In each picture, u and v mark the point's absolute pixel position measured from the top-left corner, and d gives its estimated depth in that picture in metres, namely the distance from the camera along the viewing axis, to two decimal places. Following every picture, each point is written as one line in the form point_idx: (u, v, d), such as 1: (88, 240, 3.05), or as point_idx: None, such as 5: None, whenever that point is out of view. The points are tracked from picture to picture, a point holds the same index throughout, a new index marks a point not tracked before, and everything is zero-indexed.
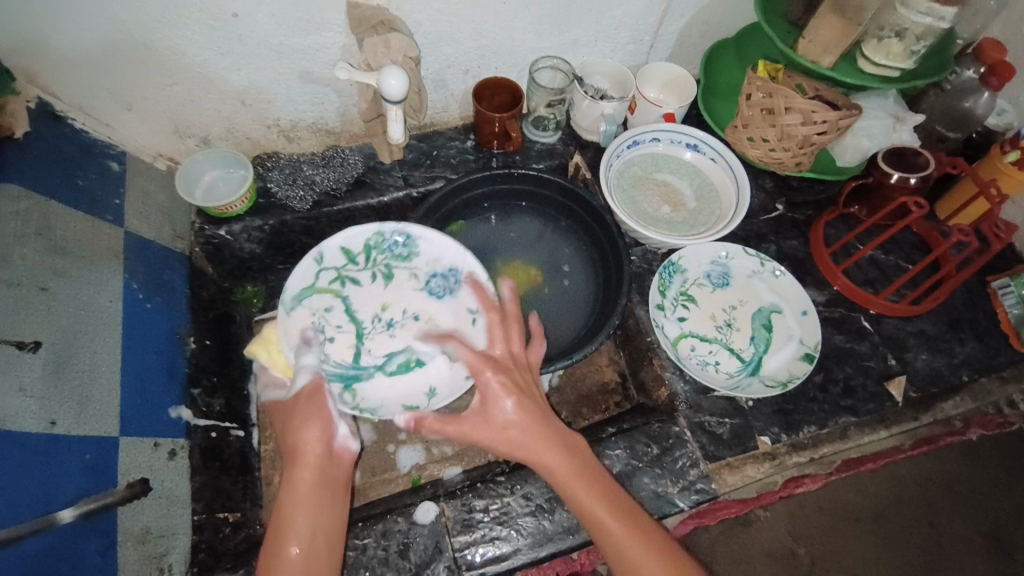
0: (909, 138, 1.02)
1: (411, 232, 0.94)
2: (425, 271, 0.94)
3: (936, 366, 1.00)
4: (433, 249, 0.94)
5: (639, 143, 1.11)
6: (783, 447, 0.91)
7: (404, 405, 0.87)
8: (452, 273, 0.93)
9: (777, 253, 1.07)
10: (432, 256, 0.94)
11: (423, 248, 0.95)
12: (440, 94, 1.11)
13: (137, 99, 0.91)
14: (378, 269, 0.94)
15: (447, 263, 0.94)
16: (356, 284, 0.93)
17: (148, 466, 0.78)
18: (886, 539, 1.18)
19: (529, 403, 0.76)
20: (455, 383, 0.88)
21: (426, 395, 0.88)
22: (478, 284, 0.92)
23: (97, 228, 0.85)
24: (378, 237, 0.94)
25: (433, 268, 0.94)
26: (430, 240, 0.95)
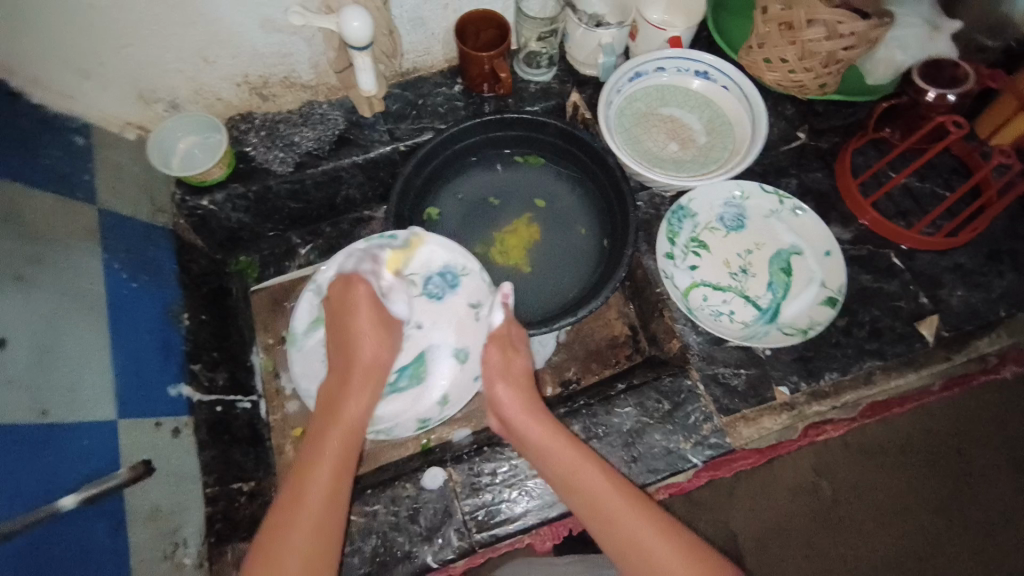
0: (947, 48, 0.90)
1: (398, 235, 0.85)
2: (421, 275, 0.86)
3: (972, 301, 0.92)
4: (424, 253, 0.86)
5: (643, 75, 1.01)
6: (803, 397, 0.86)
7: (418, 419, 0.85)
8: (450, 271, 0.87)
9: (798, 188, 0.98)
10: (425, 258, 0.86)
11: (415, 253, 0.86)
12: (421, 35, 1.01)
13: (94, 64, 0.85)
14: None
15: (441, 261, 0.86)
16: None
17: (151, 445, 0.78)
18: (909, 469, 1.16)
19: (520, 388, 0.80)
20: (468, 387, 0.86)
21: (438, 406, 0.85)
22: (473, 281, 0.86)
23: (69, 206, 0.81)
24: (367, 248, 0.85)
25: (430, 270, 0.86)
26: (420, 241, 0.86)
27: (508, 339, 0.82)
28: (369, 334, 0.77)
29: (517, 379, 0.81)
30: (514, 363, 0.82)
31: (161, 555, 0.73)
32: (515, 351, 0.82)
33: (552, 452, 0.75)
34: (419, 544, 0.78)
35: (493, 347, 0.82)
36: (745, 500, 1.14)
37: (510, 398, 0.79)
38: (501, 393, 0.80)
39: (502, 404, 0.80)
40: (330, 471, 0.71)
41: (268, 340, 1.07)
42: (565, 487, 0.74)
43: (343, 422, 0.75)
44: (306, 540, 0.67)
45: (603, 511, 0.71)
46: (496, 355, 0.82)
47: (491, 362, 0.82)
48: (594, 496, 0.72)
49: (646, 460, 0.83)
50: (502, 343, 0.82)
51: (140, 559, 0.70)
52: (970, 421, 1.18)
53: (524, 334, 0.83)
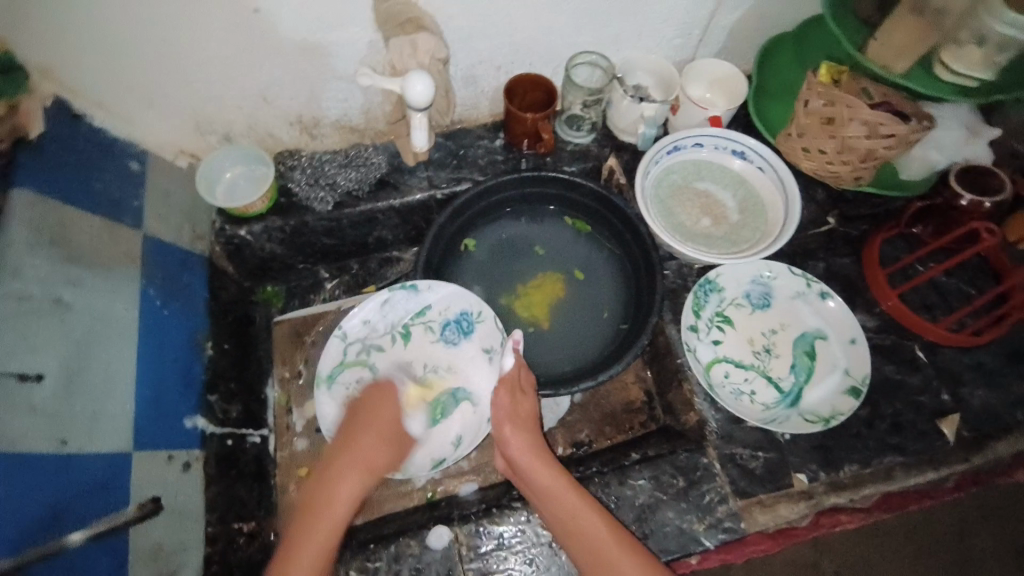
0: (983, 154, 0.92)
1: (418, 284, 0.94)
2: (439, 321, 0.94)
3: (994, 403, 0.92)
4: (442, 300, 0.94)
5: (681, 149, 1.04)
6: (820, 486, 0.85)
7: (432, 460, 0.87)
8: (465, 319, 0.94)
9: (825, 272, 1.00)
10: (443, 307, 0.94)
11: (434, 300, 0.94)
12: (470, 91, 1.05)
13: (159, 94, 0.88)
14: (396, 329, 0.94)
15: (459, 309, 0.94)
16: (380, 352, 0.92)
17: (161, 482, 0.77)
18: (910, 556, 1.09)
19: (526, 432, 0.83)
20: (479, 430, 0.89)
21: (450, 446, 0.88)
22: (487, 326, 0.93)
23: (114, 231, 0.82)
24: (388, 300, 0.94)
25: (447, 317, 0.94)
26: (437, 290, 0.94)
27: (518, 383, 0.85)
28: (373, 440, 0.81)
29: (524, 421, 0.84)
30: (523, 406, 0.85)
31: None
32: (524, 395, 0.86)
33: (563, 500, 0.76)
34: None
35: (503, 392, 0.85)
36: (740, 574, 1.07)
37: (516, 442, 0.82)
38: (509, 435, 0.83)
39: (509, 447, 0.82)
40: (336, 510, 0.76)
41: (284, 372, 1.06)
42: (569, 539, 0.74)
43: (356, 466, 0.79)
44: (310, 573, 0.69)
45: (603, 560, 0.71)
46: (505, 399, 0.85)
47: (502, 407, 0.84)
48: (595, 545, 0.72)
49: (657, 538, 0.82)
50: (511, 388, 0.85)
51: None
52: (980, 515, 1.11)
53: (532, 379, 0.87)
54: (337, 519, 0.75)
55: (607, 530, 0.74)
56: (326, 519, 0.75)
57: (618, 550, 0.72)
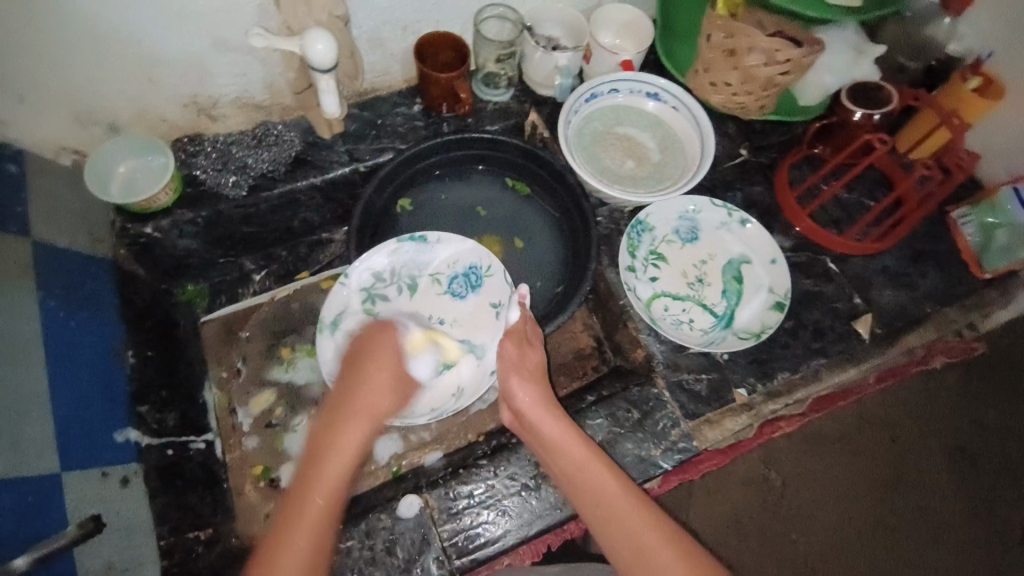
0: (870, 73, 0.99)
1: (427, 235, 0.96)
2: (446, 274, 0.97)
3: (900, 300, 1.01)
4: (450, 253, 0.97)
5: (598, 96, 1.05)
6: (760, 397, 0.92)
7: (432, 409, 0.89)
8: (473, 272, 0.97)
9: (743, 201, 1.05)
10: (453, 259, 0.97)
11: (443, 251, 0.97)
12: (379, 55, 1.00)
13: (26, 86, 0.79)
14: (403, 279, 0.96)
15: (467, 263, 0.97)
16: (384, 300, 0.94)
17: (100, 499, 0.72)
18: (850, 456, 1.21)
19: (537, 387, 0.82)
20: (482, 381, 0.92)
21: (454, 398, 0.91)
22: (495, 280, 0.95)
23: (2, 240, 0.74)
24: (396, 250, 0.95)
25: (455, 270, 0.97)
26: (446, 242, 0.96)
27: (523, 334, 0.86)
28: (377, 386, 0.76)
29: (532, 373, 0.84)
30: (529, 359, 0.85)
31: None
32: (531, 346, 0.86)
33: (570, 452, 0.76)
34: None
35: (509, 342, 0.85)
36: (703, 495, 1.19)
37: (525, 393, 0.81)
38: (517, 388, 0.82)
39: (518, 400, 0.81)
40: (344, 461, 0.70)
41: (221, 374, 0.99)
42: (574, 488, 0.75)
43: (361, 416, 0.73)
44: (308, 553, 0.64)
45: (615, 513, 0.72)
46: (513, 350, 0.85)
47: (508, 357, 0.85)
48: (608, 499, 0.72)
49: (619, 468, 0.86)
50: (519, 339, 0.86)
51: None
52: (905, 408, 1.23)
53: (538, 330, 0.88)
54: (342, 471, 0.69)
55: (622, 488, 0.73)
56: (332, 475, 0.69)
57: (630, 507, 0.72)
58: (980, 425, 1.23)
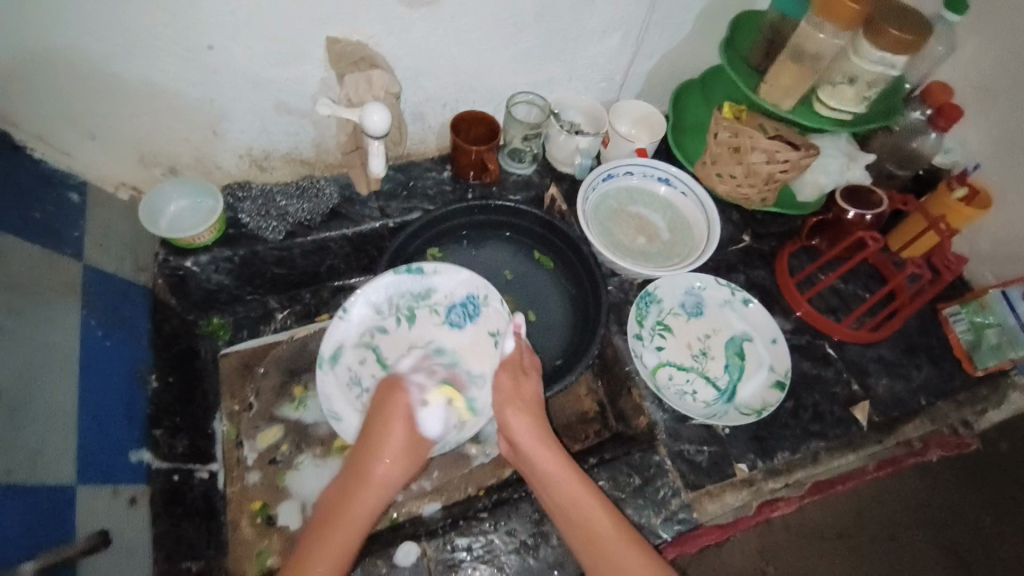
0: (861, 176, 1.09)
1: (425, 266, 0.98)
2: (445, 304, 0.98)
3: (896, 390, 1.05)
4: (451, 285, 0.98)
5: (613, 176, 1.14)
6: (759, 474, 0.93)
7: (435, 443, 0.88)
8: (471, 302, 0.98)
9: (746, 282, 1.11)
10: (453, 289, 0.98)
11: (441, 284, 0.98)
12: (418, 126, 1.11)
13: (105, 128, 0.88)
14: (401, 312, 0.97)
15: (464, 294, 0.98)
16: (383, 332, 0.95)
17: (107, 515, 0.73)
18: (848, 555, 1.16)
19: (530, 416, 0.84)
20: (483, 412, 0.91)
21: (456, 429, 0.89)
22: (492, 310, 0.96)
23: (55, 262, 0.80)
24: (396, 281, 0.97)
25: (454, 300, 0.98)
26: (443, 274, 0.98)
27: (520, 365, 0.88)
28: (392, 452, 0.79)
29: (527, 404, 0.85)
30: (524, 389, 0.86)
31: None
32: (525, 377, 0.87)
33: (560, 484, 0.79)
34: None
35: (505, 374, 0.87)
36: None
37: (518, 423, 0.83)
38: (511, 418, 0.84)
39: (511, 429, 0.83)
40: (356, 522, 0.75)
41: (234, 407, 1.04)
42: (562, 518, 0.77)
43: (371, 487, 0.78)
44: None
45: (599, 543, 0.74)
46: (506, 380, 0.87)
47: (503, 388, 0.86)
48: (594, 528, 0.75)
49: None
50: (512, 369, 0.88)
51: None
52: (902, 507, 1.20)
53: (535, 361, 0.90)
54: (366, 513, 0.76)
55: (608, 515, 0.76)
56: (348, 525, 0.75)
57: (615, 534, 0.74)
58: (980, 534, 1.19)
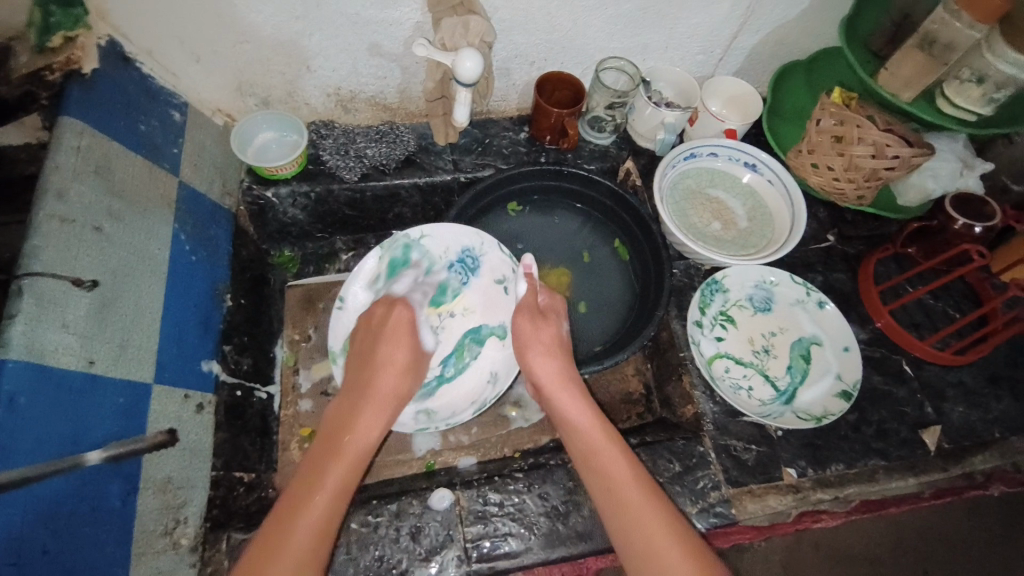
0: (975, 185, 0.99)
1: (411, 232, 0.92)
2: (443, 263, 0.94)
3: (972, 420, 0.97)
4: (442, 242, 0.94)
5: (697, 156, 1.09)
6: (808, 482, 0.89)
7: (473, 401, 0.92)
8: (467, 255, 0.95)
9: (823, 285, 1.05)
10: (444, 247, 0.94)
11: (433, 244, 0.94)
12: (503, 82, 1.10)
13: (208, 51, 0.91)
14: None
15: (459, 248, 0.94)
16: None
17: (176, 416, 0.78)
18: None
19: (556, 358, 0.83)
20: (511, 362, 0.94)
21: (489, 385, 0.92)
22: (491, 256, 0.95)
23: (155, 173, 0.85)
24: (386, 256, 0.92)
25: (450, 257, 0.94)
26: (431, 234, 0.93)
27: (539, 307, 0.87)
28: (394, 372, 0.81)
29: (549, 347, 0.84)
30: (545, 330, 0.85)
31: (161, 531, 0.72)
32: (545, 319, 0.86)
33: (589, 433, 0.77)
34: (416, 564, 0.78)
35: (525, 317, 0.85)
36: None
37: (542, 365, 0.82)
38: (535, 361, 0.83)
39: (534, 372, 0.82)
40: (365, 440, 0.74)
41: (293, 336, 1.09)
42: (587, 469, 0.75)
43: (372, 401, 0.78)
44: (320, 525, 0.65)
45: (616, 495, 0.71)
46: (528, 323, 0.85)
47: (524, 332, 0.85)
48: (611, 478, 0.72)
49: None
50: (533, 313, 0.86)
51: (142, 532, 0.69)
52: (946, 545, 1.14)
53: (554, 302, 0.88)
54: (360, 446, 0.74)
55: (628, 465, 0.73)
56: (352, 448, 0.73)
57: (633, 487, 0.71)
58: None
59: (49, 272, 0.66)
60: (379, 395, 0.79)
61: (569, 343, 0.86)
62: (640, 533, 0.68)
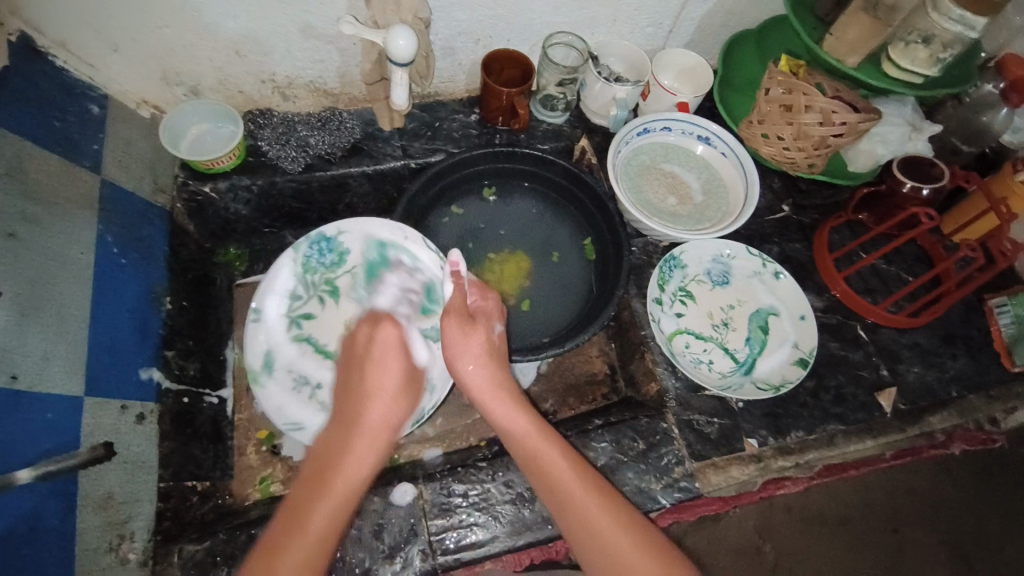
0: (923, 148, 1.00)
1: (326, 231, 0.88)
2: (363, 263, 0.88)
3: (927, 379, 0.99)
4: (357, 238, 0.88)
5: (650, 131, 1.08)
6: (769, 451, 0.90)
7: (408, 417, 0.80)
8: (384, 250, 0.87)
9: (779, 255, 1.05)
10: (363, 246, 0.88)
11: (350, 242, 0.88)
12: (448, 62, 1.06)
13: (126, 39, 0.85)
14: (320, 290, 0.88)
15: (375, 241, 0.87)
16: (309, 318, 0.87)
17: (114, 429, 0.74)
18: (848, 542, 1.13)
19: (491, 362, 0.79)
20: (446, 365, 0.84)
21: (427, 394, 0.82)
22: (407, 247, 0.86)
23: (73, 172, 0.79)
24: (298, 259, 0.87)
25: (369, 257, 0.87)
26: (348, 231, 0.88)
27: (468, 312, 0.80)
28: (389, 398, 0.74)
29: (483, 355, 0.78)
30: (474, 338, 0.78)
31: (106, 547, 0.68)
32: (475, 324, 0.79)
33: (523, 438, 0.74)
34: (379, 562, 0.76)
35: (454, 321, 0.79)
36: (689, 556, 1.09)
37: (473, 370, 0.77)
38: (467, 368, 0.78)
39: (465, 381, 0.78)
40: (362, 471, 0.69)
41: (245, 336, 1.04)
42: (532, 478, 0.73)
43: (372, 428, 0.72)
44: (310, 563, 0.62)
45: (568, 498, 0.70)
46: (456, 330, 0.79)
47: (453, 341, 0.78)
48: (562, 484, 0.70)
49: None
50: (461, 317, 0.79)
51: (84, 547, 0.65)
52: (912, 499, 1.17)
53: (494, 309, 0.80)
54: (356, 473, 0.69)
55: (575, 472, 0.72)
56: (341, 483, 0.68)
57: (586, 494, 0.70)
58: (985, 534, 1.16)
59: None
60: (376, 425, 0.73)
61: (502, 344, 0.80)
62: (577, 523, 0.69)
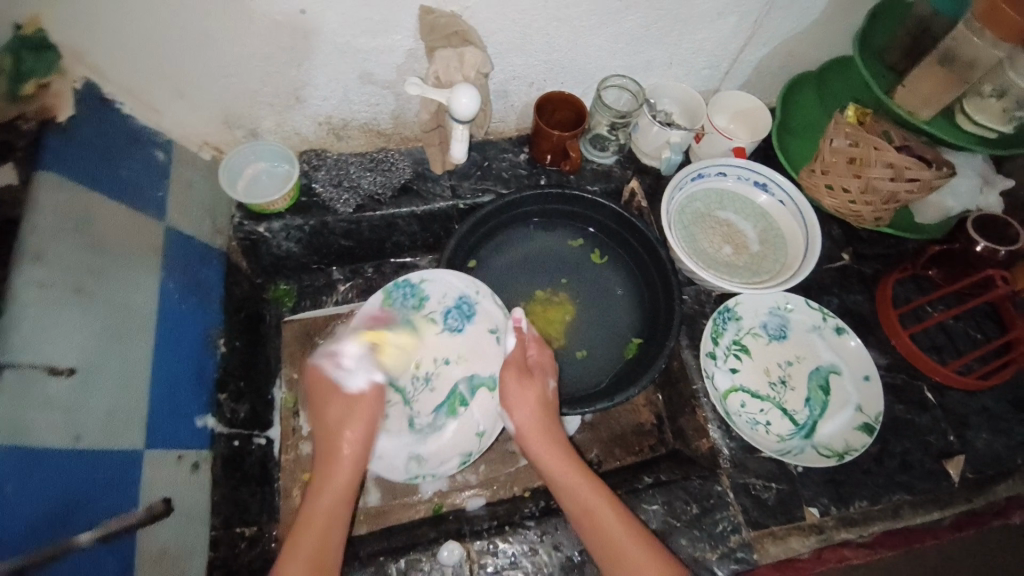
0: (995, 203, 0.96)
1: (414, 277, 0.87)
2: (440, 310, 0.86)
3: (996, 447, 0.94)
4: (442, 286, 0.87)
5: (704, 176, 1.05)
6: (831, 521, 0.85)
7: (459, 454, 0.83)
8: (465, 301, 0.87)
9: (839, 307, 1.01)
10: (444, 293, 0.87)
11: (432, 289, 0.87)
12: (501, 104, 1.05)
13: (190, 86, 0.86)
14: (402, 326, 0.85)
15: (458, 294, 0.87)
16: (387, 352, 0.85)
17: (169, 482, 0.74)
18: None
19: (546, 420, 0.82)
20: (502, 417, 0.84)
21: (477, 437, 0.83)
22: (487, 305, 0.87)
23: (137, 219, 0.81)
24: (387, 300, 0.86)
25: (447, 305, 0.86)
26: (432, 279, 0.88)
27: (525, 364, 0.84)
28: (343, 414, 0.79)
29: (535, 406, 0.81)
30: (531, 389, 0.82)
31: None
32: (531, 376, 0.83)
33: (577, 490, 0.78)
34: None
35: (512, 375, 0.82)
36: None
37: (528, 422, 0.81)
38: (517, 416, 0.81)
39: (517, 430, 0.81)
40: (332, 495, 0.76)
41: (292, 373, 1.06)
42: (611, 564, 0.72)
43: (348, 459, 0.79)
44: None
45: None
46: (514, 381, 0.82)
47: (509, 390, 0.81)
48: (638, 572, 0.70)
49: None
50: (519, 369, 0.83)
51: None
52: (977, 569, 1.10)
53: (542, 359, 0.85)
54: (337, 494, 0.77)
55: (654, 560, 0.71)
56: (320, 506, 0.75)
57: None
58: None
59: (29, 356, 0.61)
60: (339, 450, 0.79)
61: (555, 399, 0.84)
62: None
